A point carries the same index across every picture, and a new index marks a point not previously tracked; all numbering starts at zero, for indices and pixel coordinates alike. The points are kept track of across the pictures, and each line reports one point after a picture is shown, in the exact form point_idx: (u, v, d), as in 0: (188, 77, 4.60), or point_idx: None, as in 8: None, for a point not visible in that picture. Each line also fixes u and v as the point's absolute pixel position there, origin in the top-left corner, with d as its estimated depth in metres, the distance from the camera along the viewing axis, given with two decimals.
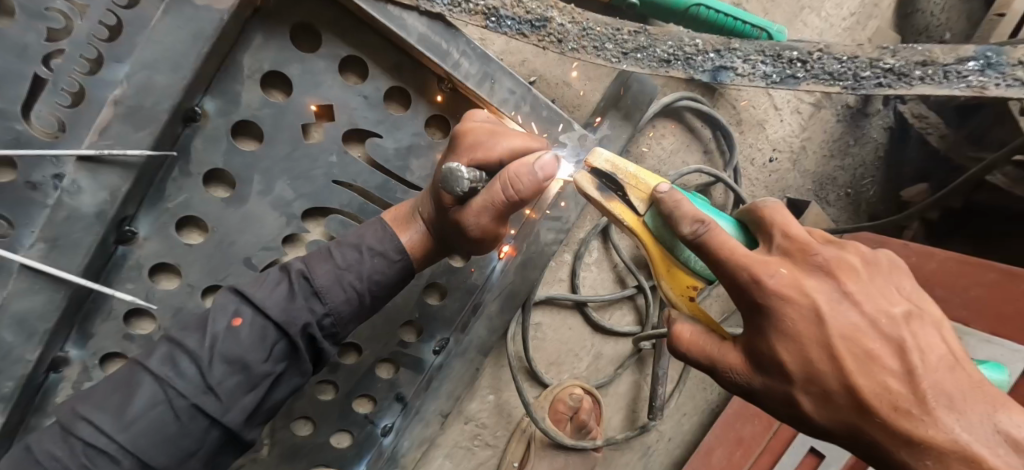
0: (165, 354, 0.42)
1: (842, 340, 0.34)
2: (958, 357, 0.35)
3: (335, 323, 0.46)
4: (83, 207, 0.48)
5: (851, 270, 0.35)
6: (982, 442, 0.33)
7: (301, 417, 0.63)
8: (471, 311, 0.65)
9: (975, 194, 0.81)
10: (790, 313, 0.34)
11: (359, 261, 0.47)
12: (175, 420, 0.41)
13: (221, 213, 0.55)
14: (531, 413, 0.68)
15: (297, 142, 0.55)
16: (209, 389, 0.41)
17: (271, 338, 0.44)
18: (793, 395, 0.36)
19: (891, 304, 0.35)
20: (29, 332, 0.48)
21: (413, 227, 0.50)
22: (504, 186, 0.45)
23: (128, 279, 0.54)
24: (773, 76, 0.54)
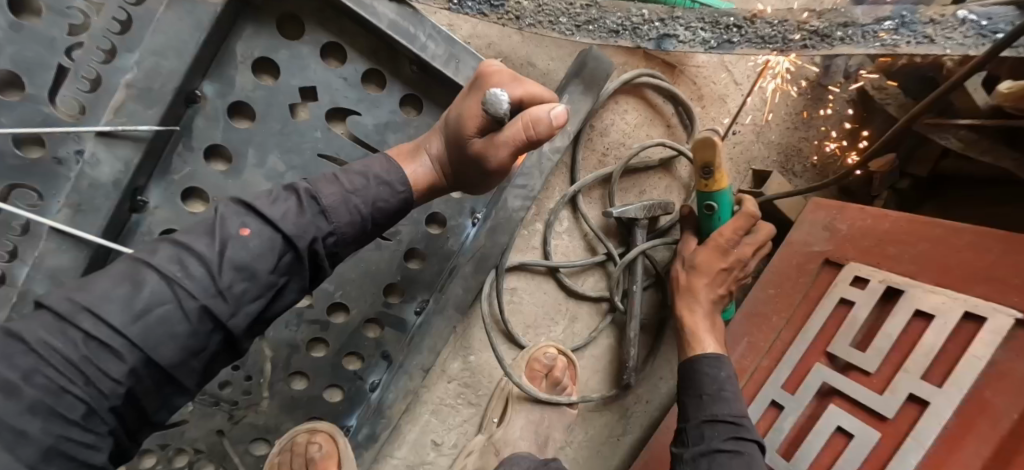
0: (170, 255, 0.44)
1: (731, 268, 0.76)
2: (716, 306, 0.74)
3: (337, 243, 0.50)
4: (101, 176, 0.56)
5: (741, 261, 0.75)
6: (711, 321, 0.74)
7: (297, 373, 0.71)
8: (447, 273, 0.72)
9: (943, 161, 0.82)
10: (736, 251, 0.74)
11: (366, 188, 0.50)
12: (184, 319, 0.43)
13: (220, 184, 0.62)
14: (507, 369, 0.75)
15: (286, 119, 0.62)
16: (220, 292, 0.44)
17: (278, 249, 0.47)
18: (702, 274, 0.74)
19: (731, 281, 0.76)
20: (58, 286, 0.56)
21: (420, 162, 0.55)
22: (525, 125, 0.49)
23: (140, 244, 0.61)
24: (711, 42, 0.62)
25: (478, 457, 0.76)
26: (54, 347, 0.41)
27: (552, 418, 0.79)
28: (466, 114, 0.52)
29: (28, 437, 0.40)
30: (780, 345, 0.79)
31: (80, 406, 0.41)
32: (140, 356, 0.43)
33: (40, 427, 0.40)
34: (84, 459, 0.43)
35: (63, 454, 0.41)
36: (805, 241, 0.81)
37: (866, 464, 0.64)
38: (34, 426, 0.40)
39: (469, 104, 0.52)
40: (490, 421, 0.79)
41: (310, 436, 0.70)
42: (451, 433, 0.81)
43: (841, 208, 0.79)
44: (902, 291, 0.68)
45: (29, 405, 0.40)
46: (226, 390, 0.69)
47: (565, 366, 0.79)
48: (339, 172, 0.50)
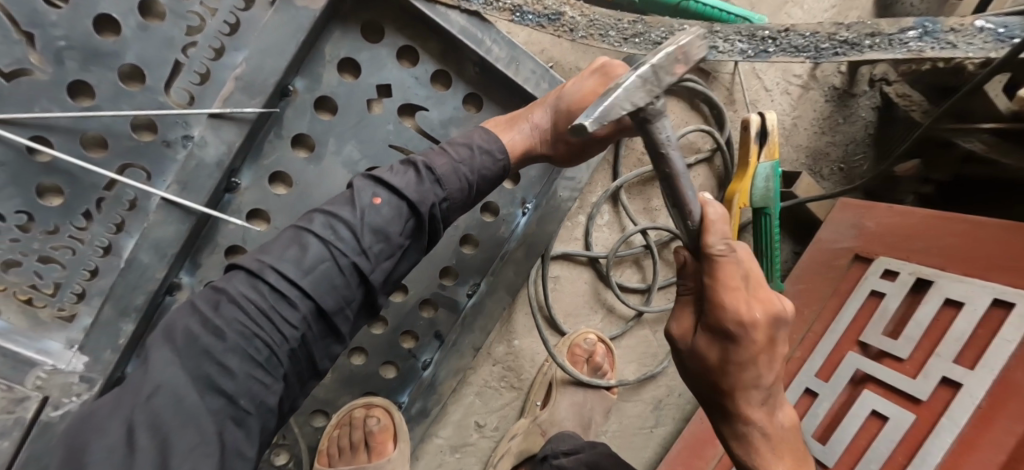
0: (323, 221, 0.53)
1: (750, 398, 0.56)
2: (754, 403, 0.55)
3: (449, 207, 0.58)
4: (207, 156, 0.63)
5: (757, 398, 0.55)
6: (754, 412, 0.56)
7: (356, 348, 0.77)
8: (500, 258, 0.78)
9: (965, 167, 0.86)
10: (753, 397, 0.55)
11: (471, 157, 0.59)
12: (340, 274, 0.52)
13: (302, 168, 0.69)
14: (553, 354, 0.80)
15: (364, 113, 0.69)
16: (363, 252, 0.53)
17: (405, 215, 0.55)
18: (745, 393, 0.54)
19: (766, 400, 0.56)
20: (161, 254, 0.64)
21: (517, 132, 0.64)
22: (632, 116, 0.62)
23: (230, 220, 0.68)
24: (749, 52, 0.67)
25: (522, 440, 0.83)
26: (248, 298, 0.50)
27: (593, 400, 0.87)
28: (584, 93, 0.63)
29: (217, 374, 0.48)
30: (813, 336, 0.83)
31: (265, 349, 0.50)
32: (308, 307, 0.52)
33: (223, 368, 0.48)
34: (260, 393, 0.51)
35: (251, 394, 0.49)
36: (832, 239, 0.86)
37: (900, 445, 0.67)
38: (234, 364, 0.49)
39: (593, 88, 0.63)
40: (533, 404, 0.86)
41: (366, 410, 0.77)
42: (494, 415, 0.86)
43: (867, 208, 0.84)
44: (931, 282, 0.72)
45: (230, 345, 0.49)
46: None
47: (603, 352, 0.86)
48: (445, 145, 0.59)
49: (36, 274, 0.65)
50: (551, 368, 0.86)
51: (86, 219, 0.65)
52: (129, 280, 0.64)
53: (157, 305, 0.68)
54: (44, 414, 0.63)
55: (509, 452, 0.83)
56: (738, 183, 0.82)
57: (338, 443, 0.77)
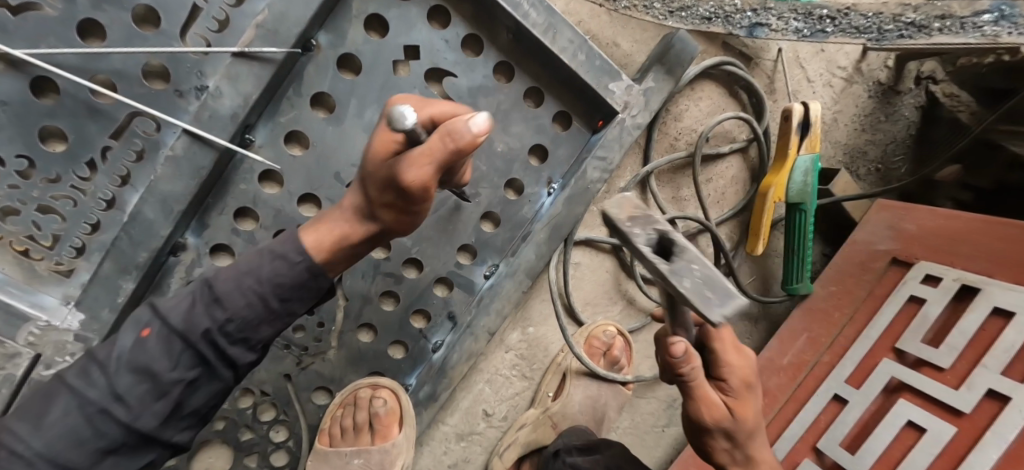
0: (79, 367, 0.44)
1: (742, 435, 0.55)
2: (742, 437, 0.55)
3: (240, 328, 0.45)
4: (222, 108, 0.59)
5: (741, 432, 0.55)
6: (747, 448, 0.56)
7: (365, 325, 0.73)
8: (521, 238, 0.73)
9: (1010, 175, 0.78)
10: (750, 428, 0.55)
11: (246, 276, 0.44)
12: (87, 425, 0.42)
13: (320, 130, 0.65)
14: (571, 342, 0.76)
15: (389, 75, 0.65)
16: (119, 397, 0.42)
17: (176, 348, 0.43)
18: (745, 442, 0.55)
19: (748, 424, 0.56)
20: (168, 210, 0.61)
21: (326, 226, 0.46)
22: (440, 140, 0.38)
23: (242, 181, 0.65)
24: (802, 31, 0.71)
25: (530, 430, 0.80)
26: None
27: (607, 395, 0.83)
28: (371, 150, 0.43)
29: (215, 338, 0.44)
30: (843, 341, 0.79)
31: None
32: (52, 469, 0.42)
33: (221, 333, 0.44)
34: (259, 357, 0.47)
35: None
36: (868, 241, 0.82)
37: (938, 460, 0.63)
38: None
39: (380, 133, 0.43)
40: (546, 395, 0.81)
41: (373, 390, 0.73)
42: (503, 405, 0.82)
43: (908, 212, 0.80)
44: (979, 289, 0.68)
45: None
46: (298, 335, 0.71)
47: (620, 343, 0.81)
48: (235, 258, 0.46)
49: (35, 224, 0.61)
50: (568, 359, 0.82)
51: (90, 170, 0.62)
52: (132, 236, 0.61)
53: (160, 265, 0.65)
54: (35, 373, 0.61)
55: (515, 443, 0.80)
56: (775, 175, 0.78)
57: (340, 423, 0.73)
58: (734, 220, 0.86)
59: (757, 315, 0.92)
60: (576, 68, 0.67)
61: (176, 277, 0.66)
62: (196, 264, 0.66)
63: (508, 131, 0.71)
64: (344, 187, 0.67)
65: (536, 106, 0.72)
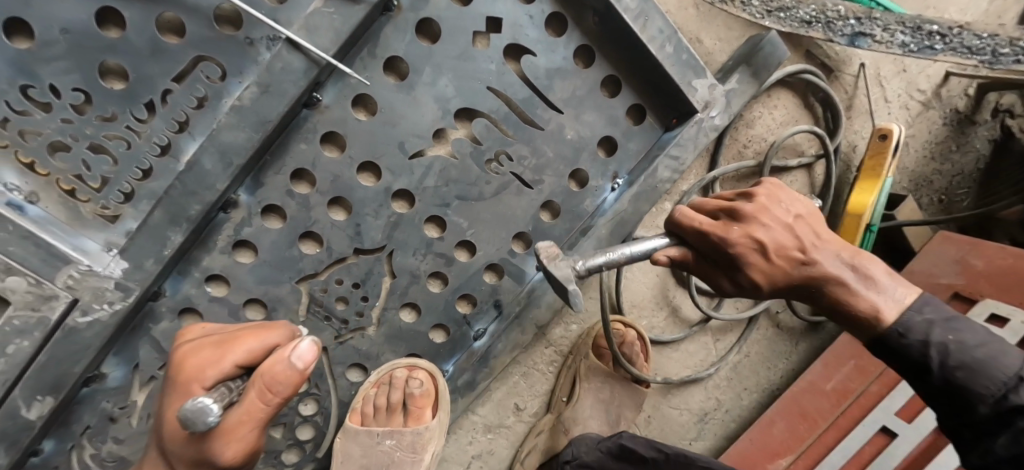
0: None
1: (784, 250, 0.51)
2: (801, 246, 0.51)
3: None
4: (296, 61, 0.56)
5: (792, 253, 0.51)
6: (833, 265, 0.51)
7: (408, 304, 0.70)
8: (580, 232, 0.71)
9: None
10: (784, 250, 0.51)
11: None
12: None
13: (391, 96, 0.62)
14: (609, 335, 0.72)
15: (468, 46, 0.62)
16: None
17: None
18: (802, 277, 0.51)
19: (792, 239, 0.51)
20: (226, 163, 0.58)
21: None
22: (261, 397, 0.46)
23: (303, 140, 0.62)
24: (910, 45, 0.64)
25: (548, 436, 0.77)
26: None
27: (622, 398, 0.78)
28: (169, 426, 0.48)
29: None
30: (894, 371, 0.77)
31: None
32: None
33: None
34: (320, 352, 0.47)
35: None
36: (930, 273, 0.79)
37: None
38: None
39: (172, 409, 0.48)
40: (559, 399, 0.78)
41: (409, 371, 0.71)
42: (535, 400, 0.80)
43: (975, 246, 0.77)
44: None
45: None
46: (340, 308, 0.68)
47: (632, 343, 0.77)
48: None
49: (84, 164, 0.58)
50: (575, 361, 0.78)
51: (148, 112, 0.59)
52: (186, 186, 0.58)
53: (209, 220, 0.62)
54: (71, 319, 0.59)
55: (535, 450, 0.77)
56: (869, 197, 0.75)
57: (373, 402, 0.71)
58: None
59: (799, 335, 0.89)
60: (661, 58, 0.64)
61: (223, 234, 0.64)
62: (246, 223, 0.63)
63: (580, 119, 0.68)
64: (406, 157, 0.64)
65: (611, 96, 0.69)
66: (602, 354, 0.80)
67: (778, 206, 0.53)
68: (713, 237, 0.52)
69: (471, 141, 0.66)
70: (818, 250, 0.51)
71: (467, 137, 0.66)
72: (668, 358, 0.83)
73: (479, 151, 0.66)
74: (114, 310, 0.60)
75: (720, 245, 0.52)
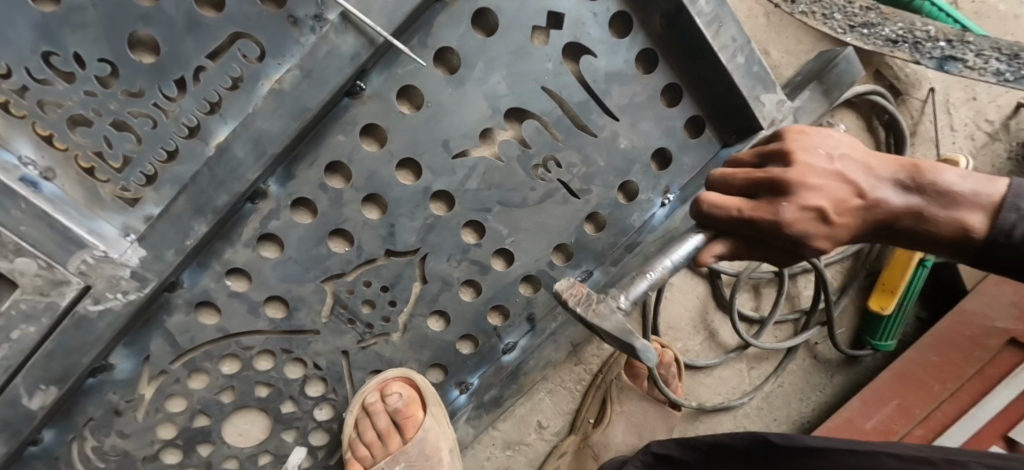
0: None
1: (841, 201, 0.42)
2: (858, 194, 0.42)
3: None
4: (343, 46, 0.52)
5: (850, 202, 0.42)
6: (891, 192, 0.43)
7: (437, 311, 0.66)
8: (625, 247, 0.67)
9: None
10: (841, 197, 0.42)
11: None
12: None
13: (439, 90, 0.58)
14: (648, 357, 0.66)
15: (525, 42, 0.58)
16: None
17: None
18: (861, 222, 0.43)
19: (844, 189, 0.42)
20: (260, 151, 0.54)
21: None
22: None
23: (341, 131, 0.58)
24: (1005, 74, 0.61)
25: (572, 461, 0.73)
26: None
27: (654, 421, 0.75)
28: None
29: None
30: (941, 417, 0.73)
31: None
32: None
33: None
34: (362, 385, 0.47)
35: None
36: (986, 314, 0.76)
37: None
38: None
39: None
40: (585, 420, 0.75)
41: (380, 393, 0.67)
42: (559, 419, 0.76)
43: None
44: None
45: None
46: (366, 311, 0.64)
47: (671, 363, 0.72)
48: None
49: (105, 141, 0.54)
50: (606, 381, 0.74)
51: (178, 90, 0.54)
52: (216, 173, 0.54)
53: (235, 211, 0.58)
54: (82, 306, 0.55)
55: None
56: None
57: (362, 439, 0.69)
58: (838, 264, 0.80)
59: (836, 368, 0.85)
60: (731, 68, 0.60)
61: (248, 225, 0.59)
62: (273, 216, 0.59)
63: (636, 128, 0.63)
64: (450, 157, 0.60)
65: (670, 105, 0.64)
66: (636, 374, 0.77)
67: (817, 155, 0.43)
68: (755, 223, 0.42)
69: (518, 143, 0.61)
70: (876, 183, 0.42)
71: (515, 139, 0.61)
72: (701, 383, 0.80)
73: (527, 155, 0.61)
74: (128, 300, 0.56)
75: (775, 230, 0.42)
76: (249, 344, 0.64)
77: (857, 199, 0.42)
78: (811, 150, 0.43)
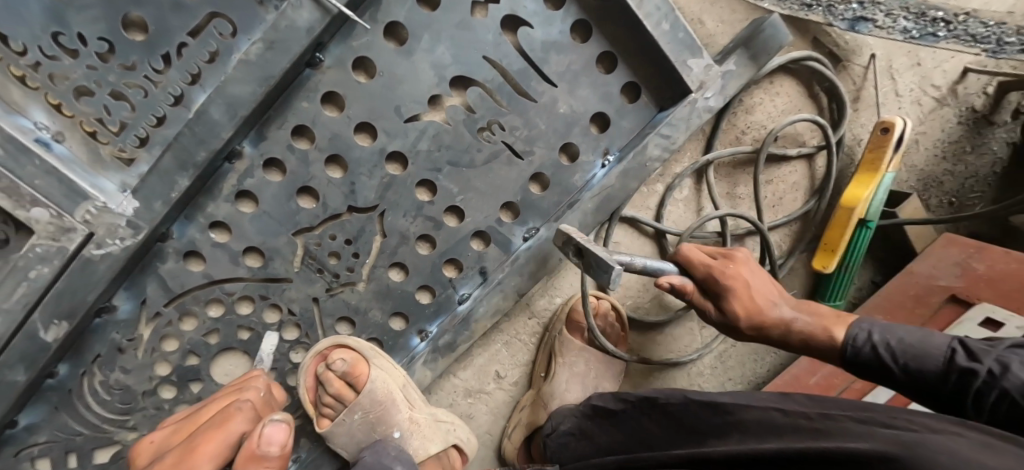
0: None
1: (734, 287, 0.63)
2: (750, 294, 0.63)
3: None
4: (299, 21, 0.59)
5: (749, 292, 0.64)
6: (779, 306, 0.64)
7: (397, 264, 0.73)
8: (567, 205, 0.72)
9: None
10: (733, 282, 0.63)
11: None
12: None
13: (390, 60, 0.65)
14: (586, 306, 0.72)
15: (467, 15, 0.64)
16: None
17: None
18: (761, 317, 0.63)
19: (755, 282, 0.64)
20: (232, 115, 0.62)
21: None
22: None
23: (305, 98, 0.65)
24: (913, 32, 0.66)
25: (530, 412, 0.79)
26: None
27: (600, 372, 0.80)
28: None
29: None
30: None
31: None
32: None
33: None
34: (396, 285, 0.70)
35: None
36: (929, 274, 0.77)
37: None
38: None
39: None
40: (538, 375, 0.80)
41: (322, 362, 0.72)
42: (515, 369, 0.82)
43: (982, 249, 0.76)
44: None
45: None
46: (333, 262, 0.72)
47: (606, 313, 0.78)
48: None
49: (106, 108, 0.63)
50: (550, 337, 0.80)
51: (164, 64, 0.63)
52: (195, 134, 0.62)
53: (214, 169, 0.66)
54: (87, 251, 0.65)
55: (519, 424, 0.79)
56: (861, 190, 0.74)
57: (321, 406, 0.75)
58: (786, 227, 0.83)
59: None
60: (657, 36, 0.65)
61: (227, 183, 0.68)
62: (249, 174, 0.67)
63: (574, 94, 0.69)
64: (402, 121, 0.67)
65: (607, 71, 0.69)
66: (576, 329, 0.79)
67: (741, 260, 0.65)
68: (690, 271, 0.66)
69: (464, 109, 0.68)
70: (766, 303, 0.64)
71: (461, 105, 0.68)
72: (653, 341, 0.84)
73: (472, 119, 0.68)
74: (125, 246, 0.65)
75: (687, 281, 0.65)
76: (232, 290, 0.72)
77: (749, 294, 0.64)
78: (744, 261, 0.65)
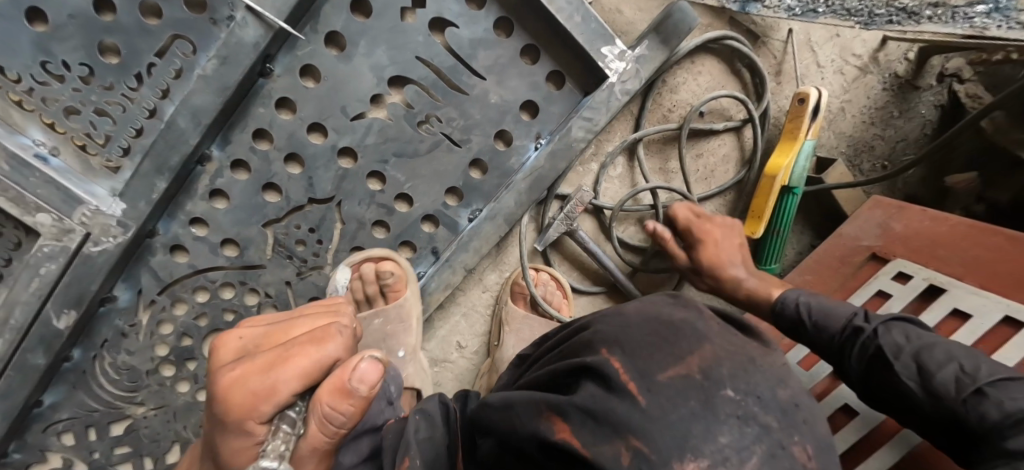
0: None
1: (702, 234, 0.77)
2: (713, 243, 0.77)
3: None
4: (246, 37, 0.68)
5: (714, 243, 0.77)
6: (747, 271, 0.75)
7: (358, 248, 0.82)
8: (503, 186, 0.79)
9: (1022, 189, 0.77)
10: (704, 229, 0.78)
11: None
12: None
13: (333, 66, 0.73)
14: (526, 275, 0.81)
15: (398, 20, 0.72)
16: None
17: None
18: (720, 265, 0.76)
19: (730, 237, 0.78)
20: (196, 123, 0.70)
21: None
22: (324, 427, 0.47)
23: (261, 105, 0.74)
24: (796, 9, 0.75)
25: (487, 377, 0.87)
26: None
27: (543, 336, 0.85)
28: None
29: None
30: None
31: None
32: None
33: None
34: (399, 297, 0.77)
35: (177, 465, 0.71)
36: (854, 235, 0.82)
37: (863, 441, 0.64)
38: None
39: None
40: (492, 344, 0.88)
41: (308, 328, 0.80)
42: (475, 339, 0.90)
43: (900, 208, 0.81)
44: (944, 290, 0.70)
45: None
46: (300, 248, 0.81)
47: (546, 283, 0.85)
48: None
49: (91, 124, 0.73)
50: (499, 309, 0.87)
51: (138, 82, 0.72)
52: (166, 142, 0.71)
53: (189, 172, 0.75)
54: (86, 248, 0.75)
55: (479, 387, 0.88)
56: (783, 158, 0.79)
57: None
58: (720, 197, 0.89)
59: None
60: (570, 28, 0.71)
61: (201, 183, 0.77)
62: (219, 174, 0.77)
63: (503, 85, 0.76)
64: (349, 119, 0.75)
65: (532, 63, 0.76)
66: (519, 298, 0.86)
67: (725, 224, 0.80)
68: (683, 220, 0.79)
69: (404, 105, 0.75)
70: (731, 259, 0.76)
71: (401, 102, 0.75)
72: (601, 308, 0.91)
73: (411, 114, 0.76)
74: (117, 243, 0.75)
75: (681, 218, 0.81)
76: (215, 278, 0.82)
77: (711, 246, 0.77)
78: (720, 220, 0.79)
